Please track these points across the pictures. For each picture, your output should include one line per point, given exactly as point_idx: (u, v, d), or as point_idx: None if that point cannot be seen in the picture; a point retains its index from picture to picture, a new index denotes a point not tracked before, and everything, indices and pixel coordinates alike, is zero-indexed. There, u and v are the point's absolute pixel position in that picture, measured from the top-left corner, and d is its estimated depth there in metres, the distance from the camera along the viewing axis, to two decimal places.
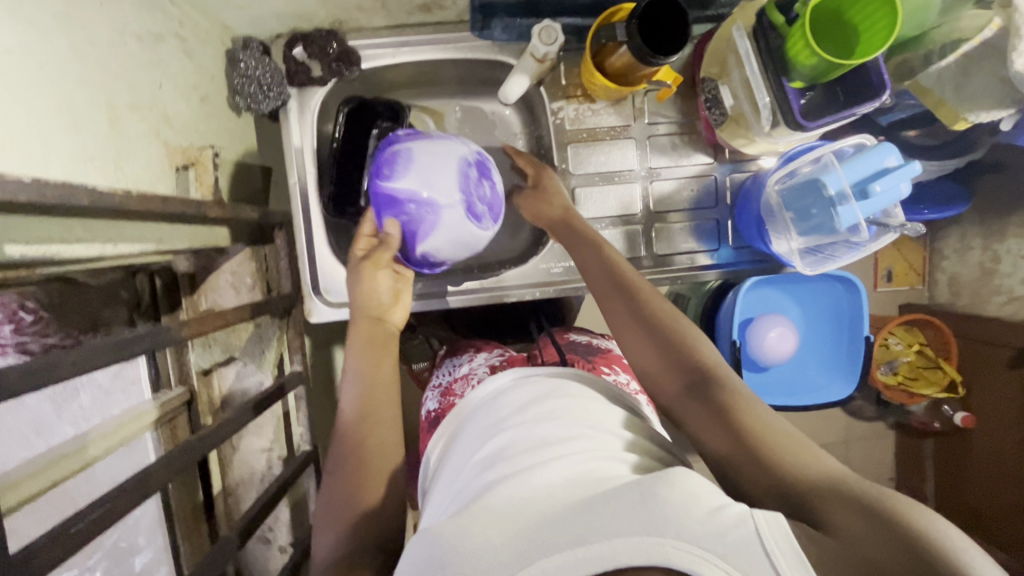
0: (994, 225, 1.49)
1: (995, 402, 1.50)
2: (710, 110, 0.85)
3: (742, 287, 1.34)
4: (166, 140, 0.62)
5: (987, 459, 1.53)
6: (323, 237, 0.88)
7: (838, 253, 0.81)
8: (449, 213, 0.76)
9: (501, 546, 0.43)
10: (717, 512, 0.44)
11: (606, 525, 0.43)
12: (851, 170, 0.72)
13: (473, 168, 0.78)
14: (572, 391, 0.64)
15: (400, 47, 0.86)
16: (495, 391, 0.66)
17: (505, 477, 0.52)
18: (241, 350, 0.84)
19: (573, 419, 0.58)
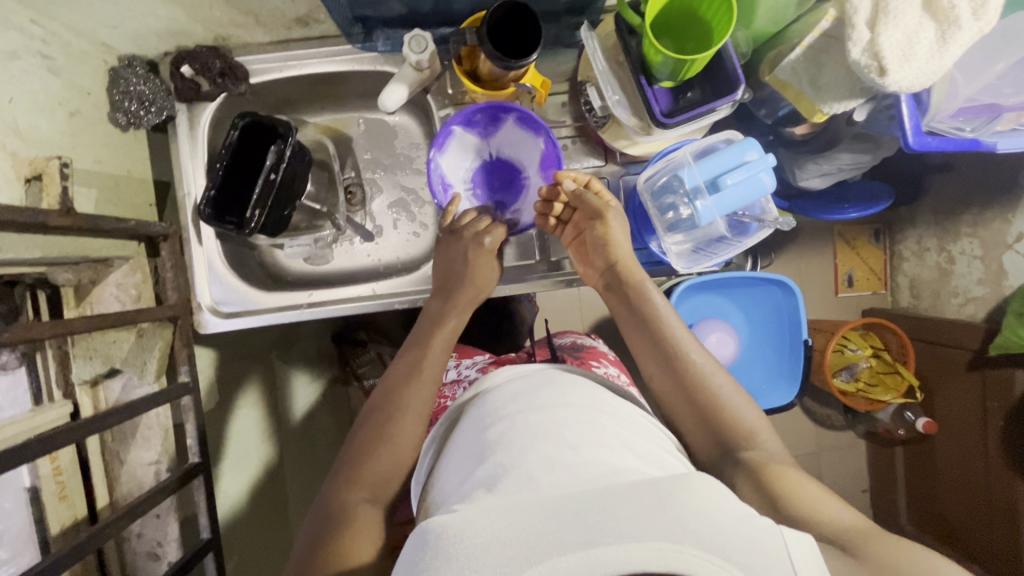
0: (946, 225, 1.48)
1: (956, 405, 1.45)
2: (590, 113, 0.85)
3: (677, 294, 1.33)
4: (13, 152, 0.64)
5: (954, 466, 1.47)
6: (213, 245, 0.90)
7: (719, 252, 0.82)
8: (451, 164, 0.87)
9: (508, 540, 0.42)
10: (734, 526, 0.44)
11: (621, 527, 0.42)
12: (708, 165, 0.72)
13: (479, 116, 0.84)
14: (573, 397, 0.65)
15: (287, 61, 0.89)
16: (507, 390, 0.68)
17: (513, 475, 0.51)
18: (123, 360, 0.83)
19: (583, 425, 0.59)
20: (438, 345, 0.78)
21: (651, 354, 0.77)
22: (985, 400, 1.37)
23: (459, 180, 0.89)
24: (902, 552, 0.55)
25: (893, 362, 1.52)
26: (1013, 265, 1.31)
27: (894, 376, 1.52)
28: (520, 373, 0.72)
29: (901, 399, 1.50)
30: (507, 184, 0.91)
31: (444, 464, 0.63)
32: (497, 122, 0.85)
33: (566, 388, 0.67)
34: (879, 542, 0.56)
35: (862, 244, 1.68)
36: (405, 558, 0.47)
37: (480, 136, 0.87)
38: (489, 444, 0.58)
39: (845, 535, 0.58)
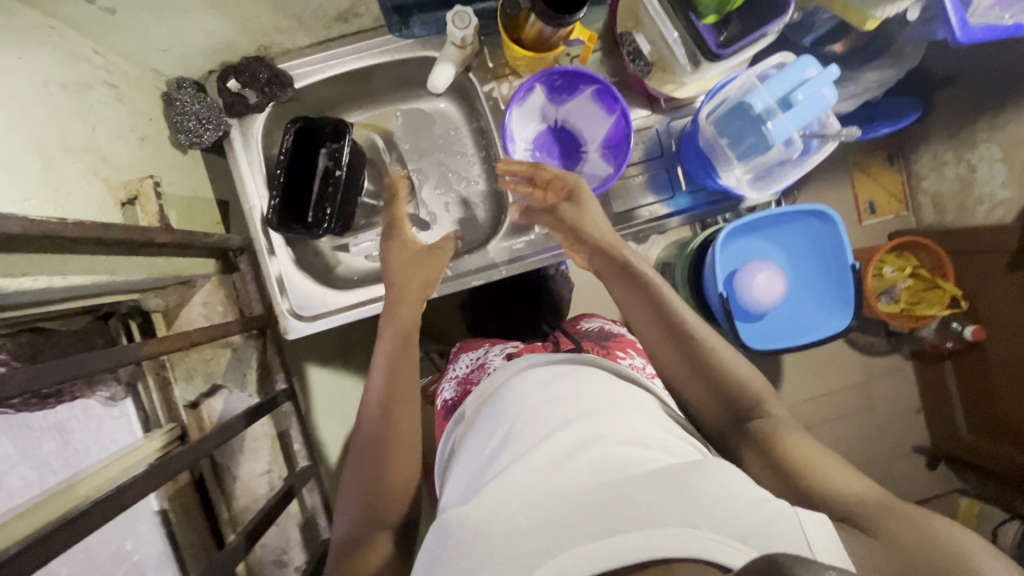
0: (960, 136, 1.49)
1: (1001, 307, 1.45)
2: (635, 63, 0.86)
3: (718, 242, 1.34)
4: (106, 178, 0.66)
5: (1008, 370, 1.46)
6: (285, 253, 0.90)
7: (786, 174, 0.83)
8: (521, 126, 0.89)
9: (530, 532, 0.45)
10: (752, 506, 0.46)
11: (638, 517, 0.44)
12: (774, 87, 0.74)
13: (558, 79, 0.86)
14: (583, 376, 0.65)
15: (328, 61, 0.90)
16: (518, 376, 0.68)
17: (526, 462, 0.53)
18: (222, 376, 0.87)
19: (595, 409, 0.58)
20: (403, 346, 0.76)
21: (650, 322, 0.73)
22: None
23: (526, 140, 0.90)
24: (921, 522, 0.48)
25: (931, 278, 1.53)
26: None
27: (935, 291, 1.54)
28: (529, 357, 0.72)
29: (946, 310, 1.51)
30: (565, 152, 0.94)
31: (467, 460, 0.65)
32: (574, 85, 0.87)
33: (576, 367, 0.67)
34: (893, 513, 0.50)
35: (878, 170, 1.70)
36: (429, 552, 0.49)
37: (551, 100, 0.90)
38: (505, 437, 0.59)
39: (855, 503, 0.53)
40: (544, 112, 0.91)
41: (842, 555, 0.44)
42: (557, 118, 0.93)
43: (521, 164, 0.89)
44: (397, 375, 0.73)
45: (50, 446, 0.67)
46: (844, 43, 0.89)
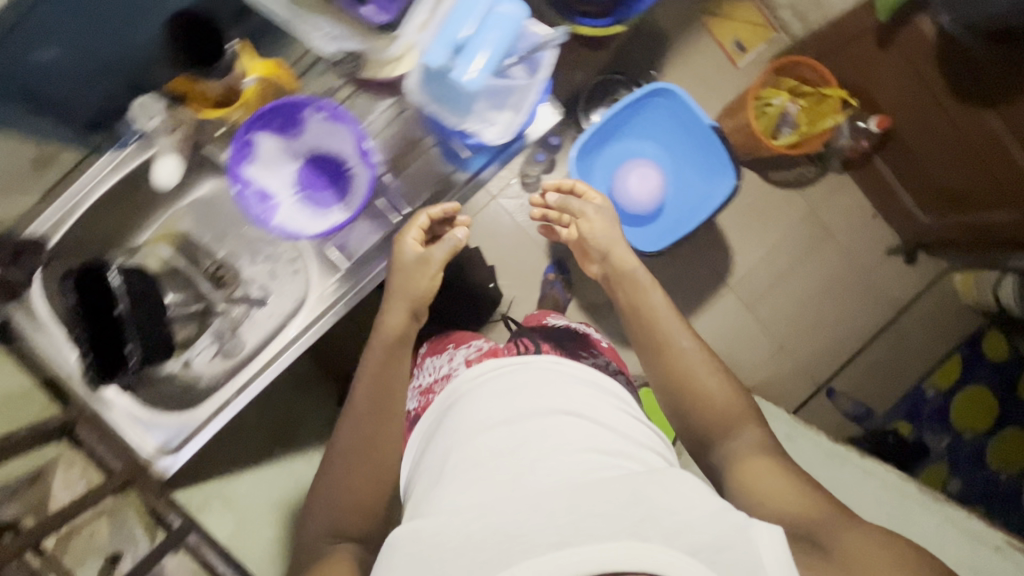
0: None
1: (893, 93, 1.58)
2: None
3: (570, 157, 1.36)
4: None
5: (926, 140, 1.61)
6: (134, 403, 1.12)
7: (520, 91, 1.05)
8: (264, 172, 1.02)
9: (485, 546, 0.73)
10: (692, 519, 0.73)
11: (590, 539, 0.69)
12: (443, 46, 0.93)
13: (270, 116, 0.98)
14: (556, 395, 0.95)
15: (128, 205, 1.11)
16: (499, 413, 0.93)
17: (507, 487, 0.81)
18: (109, 521, 1.13)
19: (553, 417, 0.91)
20: (380, 373, 1.00)
21: (655, 367, 1.06)
22: (917, 63, 1.46)
23: (285, 189, 1.03)
24: (867, 546, 0.71)
25: (817, 89, 1.65)
26: None
27: (825, 101, 1.66)
28: (500, 396, 0.96)
29: (841, 116, 1.65)
30: (327, 177, 1.07)
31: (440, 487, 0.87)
32: (294, 120, 1.01)
33: (549, 390, 0.96)
34: (829, 530, 0.75)
35: (731, 9, 1.89)
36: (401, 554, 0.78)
37: (281, 142, 1.04)
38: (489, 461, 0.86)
39: (800, 522, 0.78)
40: (283, 151, 1.04)
41: (785, 554, 0.69)
42: (305, 153, 1.07)
43: (285, 211, 1.04)
44: (380, 395, 0.99)
45: None
46: None
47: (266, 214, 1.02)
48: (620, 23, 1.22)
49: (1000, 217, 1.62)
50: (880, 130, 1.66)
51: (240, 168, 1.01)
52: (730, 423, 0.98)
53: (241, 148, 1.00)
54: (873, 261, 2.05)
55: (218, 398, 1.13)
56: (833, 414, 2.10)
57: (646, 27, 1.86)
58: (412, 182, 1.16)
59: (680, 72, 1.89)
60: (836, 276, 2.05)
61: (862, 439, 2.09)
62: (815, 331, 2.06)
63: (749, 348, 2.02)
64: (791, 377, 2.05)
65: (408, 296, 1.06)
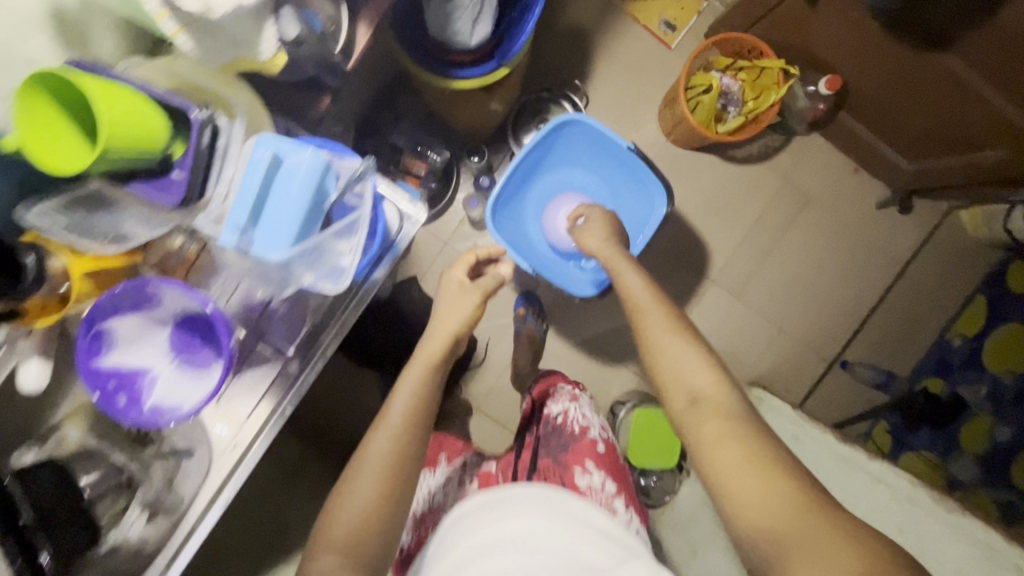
0: None
1: (842, 49, 1.45)
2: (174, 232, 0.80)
3: (494, 201, 1.39)
4: None
5: (888, 89, 1.47)
6: None
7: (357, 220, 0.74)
8: (139, 360, 0.81)
9: None
10: None
11: None
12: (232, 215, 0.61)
13: (125, 303, 0.76)
14: (544, 529, 0.82)
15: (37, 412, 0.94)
16: (483, 544, 0.81)
17: None
18: None
19: (544, 543, 0.80)
20: (422, 388, 1.05)
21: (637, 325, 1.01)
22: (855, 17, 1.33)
23: (161, 357, 0.82)
24: (826, 541, 0.64)
25: (754, 63, 1.54)
26: None
27: (766, 73, 1.55)
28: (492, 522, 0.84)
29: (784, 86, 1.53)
30: (208, 334, 0.83)
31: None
32: (151, 297, 0.78)
33: (539, 524, 0.83)
34: (796, 537, 0.66)
35: None
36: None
37: (142, 315, 0.79)
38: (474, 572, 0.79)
39: (769, 525, 0.69)
40: (154, 329, 0.82)
41: None
42: (172, 316, 0.82)
43: (159, 391, 0.80)
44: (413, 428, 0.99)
45: None
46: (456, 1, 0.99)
47: (135, 410, 0.78)
48: (503, 66, 1.13)
49: (988, 154, 1.45)
50: (831, 92, 1.51)
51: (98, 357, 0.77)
52: (716, 397, 0.86)
53: (91, 339, 0.76)
54: (864, 218, 1.88)
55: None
56: (854, 386, 1.95)
57: (564, 33, 1.74)
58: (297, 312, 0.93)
59: (610, 69, 1.77)
60: (828, 242, 1.89)
61: (896, 408, 1.86)
62: (816, 305, 1.91)
63: (746, 338, 1.88)
64: (800, 359, 1.91)
65: (448, 327, 1.16)
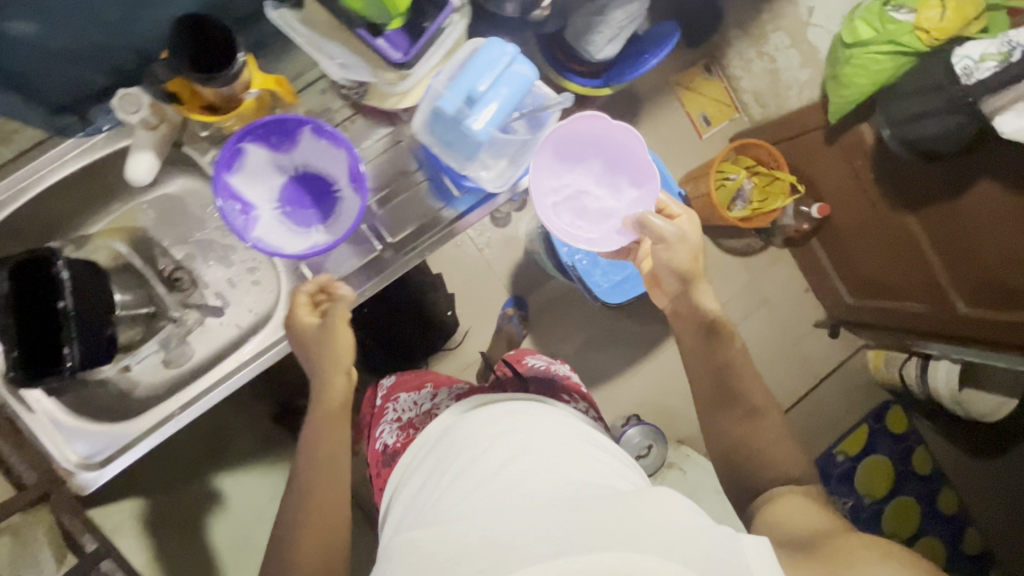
0: (756, 33, 1.82)
1: (831, 184, 1.75)
2: (349, 89, 1.03)
3: None
4: None
5: (853, 228, 1.79)
6: (54, 404, 0.95)
7: (511, 151, 1.01)
8: (256, 196, 0.90)
9: (481, 544, 0.77)
10: (679, 534, 0.74)
11: (563, 524, 0.76)
12: (456, 90, 0.87)
13: (270, 136, 0.86)
14: (533, 443, 0.91)
15: (107, 214, 1.08)
16: (487, 446, 0.92)
17: (514, 499, 0.82)
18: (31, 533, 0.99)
19: (557, 446, 0.92)
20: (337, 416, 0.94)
21: (705, 386, 1.01)
22: (851, 162, 1.62)
23: (264, 204, 0.90)
24: (851, 548, 0.71)
25: (769, 171, 1.81)
26: (817, 37, 1.66)
27: (775, 182, 1.82)
28: (491, 426, 0.96)
29: (790, 197, 1.81)
30: (318, 197, 0.93)
31: (434, 478, 0.94)
32: (291, 139, 0.87)
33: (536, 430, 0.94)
34: (841, 542, 0.73)
35: (701, 82, 2.01)
36: (404, 559, 0.82)
37: (273, 153, 0.88)
38: (472, 466, 0.89)
39: (807, 537, 0.77)
40: (275, 172, 0.91)
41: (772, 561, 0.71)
42: (288, 166, 0.91)
43: (261, 228, 0.89)
44: (334, 465, 0.90)
45: None
46: None
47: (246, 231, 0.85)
48: (609, 87, 1.30)
49: (913, 305, 1.78)
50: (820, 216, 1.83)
51: (221, 176, 0.84)
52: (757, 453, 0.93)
53: (229, 154, 0.84)
54: (801, 331, 2.23)
55: (149, 413, 0.96)
56: None
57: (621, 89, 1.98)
58: (396, 214, 1.05)
59: (650, 135, 2.02)
60: (771, 342, 2.20)
61: None
62: None
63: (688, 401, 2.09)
64: None
65: (338, 366, 0.94)
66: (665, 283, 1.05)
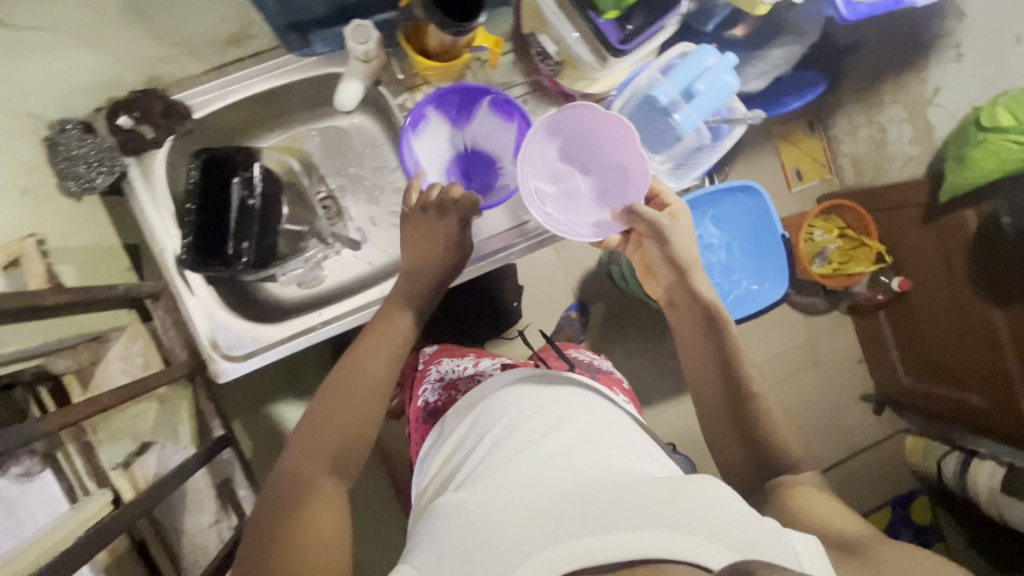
0: (870, 99, 1.62)
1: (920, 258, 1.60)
2: (544, 63, 0.87)
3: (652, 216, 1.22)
4: (21, 191, 0.74)
5: (932, 308, 1.62)
6: (206, 293, 0.84)
7: (702, 159, 0.84)
8: (422, 147, 0.86)
9: (526, 528, 0.54)
10: (739, 522, 0.53)
11: (620, 520, 0.53)
12: (677, 79, 0.77)
13: (453, 102, 0.86)
14: (576, 411, 0.73)
15: (227, 87, 0.85)
16: (515, 404, 0.74)
17: (551, 471, 0.62)
18: (152, 431, 0.85)
19: (597, 416, 0.73)
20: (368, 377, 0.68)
21: (711, 381, 0.75)
22: (947, 243, 1.50)
23: (468, 134, 0.91)
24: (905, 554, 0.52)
25: (858, 236, 1.68)
26: (938, 118, 1.45)
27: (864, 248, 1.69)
28: (519, 382, 0.78)
29: (876, 265, 1.66)
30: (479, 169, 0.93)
31: (463, 454, 0.74)
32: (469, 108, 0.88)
33: (575, 398, 0.75)
34: (896, 548, 0.53)
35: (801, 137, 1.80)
36: (429, 534, 0.59)
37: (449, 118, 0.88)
38: (503, 432, 0.71)
39: (843, 534, 0.57)
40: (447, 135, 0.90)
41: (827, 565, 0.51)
42: (466, 142, 0.92)
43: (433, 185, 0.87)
44: (342, 414, 0.65)
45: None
46: (744, 28, 0.91)
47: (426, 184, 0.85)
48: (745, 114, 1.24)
49: (975, 398, 1.62)
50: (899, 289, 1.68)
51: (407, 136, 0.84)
52: (795, 486, 0.65)
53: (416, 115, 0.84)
54: None
55: (302, 318, 0.88)
56: None
57: None
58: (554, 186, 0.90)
59: None
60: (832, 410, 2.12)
61: None
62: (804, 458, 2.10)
63: None
64: None
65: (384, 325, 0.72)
66: (660, 275, 0.79)
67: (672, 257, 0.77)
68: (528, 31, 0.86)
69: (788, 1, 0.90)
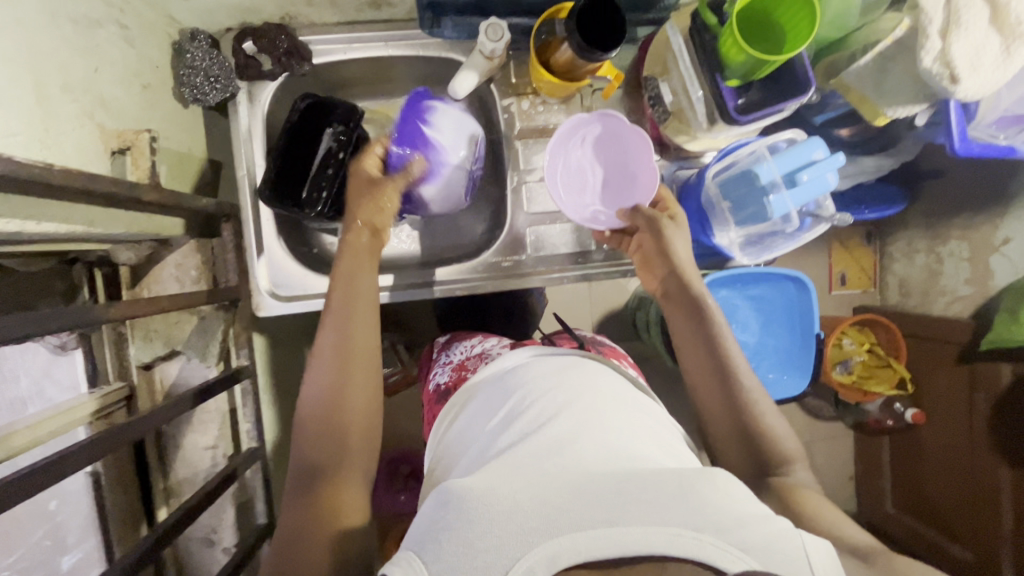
0: (936, 228, 1.47)
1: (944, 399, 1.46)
2: (654, 107, 0.88)
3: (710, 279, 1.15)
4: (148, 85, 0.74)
5: (941, 452, 1.48)
6: (269, 229, 0.85)
7: (775, 245, 0.86)
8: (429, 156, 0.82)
9: (530, 507, 0.44)
10: (753, 522, 0.45)
11: (635, 512, 0.43)
12: (783, 162, 0.77)
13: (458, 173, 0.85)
14: (592, 386, 0.63)
15: (350, 43, 0.86)
16: (525, 374, 0.65)
17: (558, 454, 0.52)
18: (185, 343, 0.85)
19: (613, 396, 0.63)
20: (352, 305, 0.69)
21: (713, 387, 0.72)
22: (972, 391, 1.38)
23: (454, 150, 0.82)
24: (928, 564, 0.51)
25: (885, 356, 1.52)
26: (999, 267, 1.32)
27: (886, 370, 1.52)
28: (537, 355, 0.69)
29: (893, 390, 1.50)
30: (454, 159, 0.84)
31: (464, 427, 0.65)
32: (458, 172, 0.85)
33: (595, 375, 0.66)
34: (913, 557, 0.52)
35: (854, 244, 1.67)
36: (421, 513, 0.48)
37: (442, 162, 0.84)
38: (512, 404, 0.62)
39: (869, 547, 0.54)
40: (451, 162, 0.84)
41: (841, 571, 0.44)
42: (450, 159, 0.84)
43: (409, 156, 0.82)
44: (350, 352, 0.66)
45: (23, 386, 0.68)
46: (851, 129, 0.93)
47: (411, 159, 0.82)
48: None
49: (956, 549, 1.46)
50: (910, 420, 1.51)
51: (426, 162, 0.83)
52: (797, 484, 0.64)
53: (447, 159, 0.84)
54: None
55: None
56: None
57: None
58: None
59: None
60: None
61: None
62: None
63: None
64: None
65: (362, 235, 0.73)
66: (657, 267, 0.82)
67: (671, 256, 0.80)
68: (647, 73, 0.88)
69: (907, 123, 0.88)
